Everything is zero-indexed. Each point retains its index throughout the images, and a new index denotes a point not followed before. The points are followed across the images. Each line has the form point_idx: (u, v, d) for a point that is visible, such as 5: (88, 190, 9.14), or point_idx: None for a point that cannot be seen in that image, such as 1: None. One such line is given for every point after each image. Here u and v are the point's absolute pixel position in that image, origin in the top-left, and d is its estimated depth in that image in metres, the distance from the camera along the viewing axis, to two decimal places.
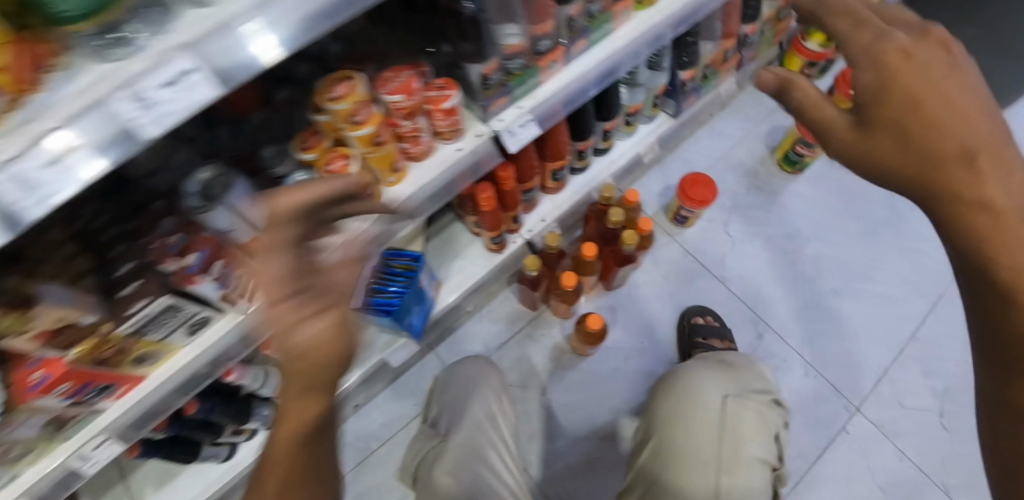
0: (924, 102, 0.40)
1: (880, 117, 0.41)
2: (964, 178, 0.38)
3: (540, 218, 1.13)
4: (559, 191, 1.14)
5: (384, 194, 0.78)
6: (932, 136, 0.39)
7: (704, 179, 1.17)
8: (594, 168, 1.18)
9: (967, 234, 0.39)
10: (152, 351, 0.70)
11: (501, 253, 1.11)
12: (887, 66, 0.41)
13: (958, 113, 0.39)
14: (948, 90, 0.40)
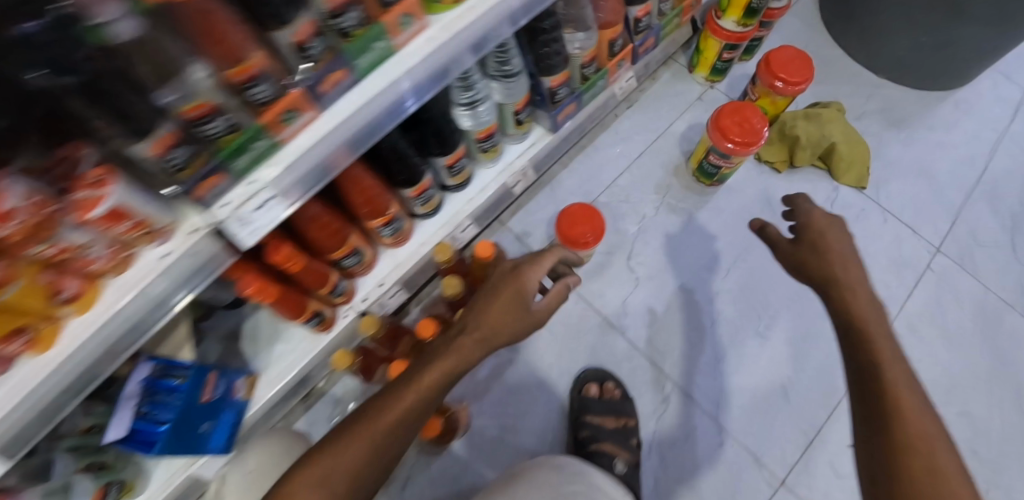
0: (841, 265, 0.64)
1: (834, 251, 0.66)
2: (867, 335, 0.57)
3: (376, 281, 0.90)
4: (399, 245, 0.91)
5: (67, 327, 0.52)
6: (826, 294, 0.63)
7: (586, 213, 0.93)
8: (449, 209, 0.93)
9: (860, 359, 0.56)
10: None
11: (330, 331, 0.88)
12: (840, 276, 0.64)
13: (841, 244, 0.67)
14: (831, 230, 0.69)
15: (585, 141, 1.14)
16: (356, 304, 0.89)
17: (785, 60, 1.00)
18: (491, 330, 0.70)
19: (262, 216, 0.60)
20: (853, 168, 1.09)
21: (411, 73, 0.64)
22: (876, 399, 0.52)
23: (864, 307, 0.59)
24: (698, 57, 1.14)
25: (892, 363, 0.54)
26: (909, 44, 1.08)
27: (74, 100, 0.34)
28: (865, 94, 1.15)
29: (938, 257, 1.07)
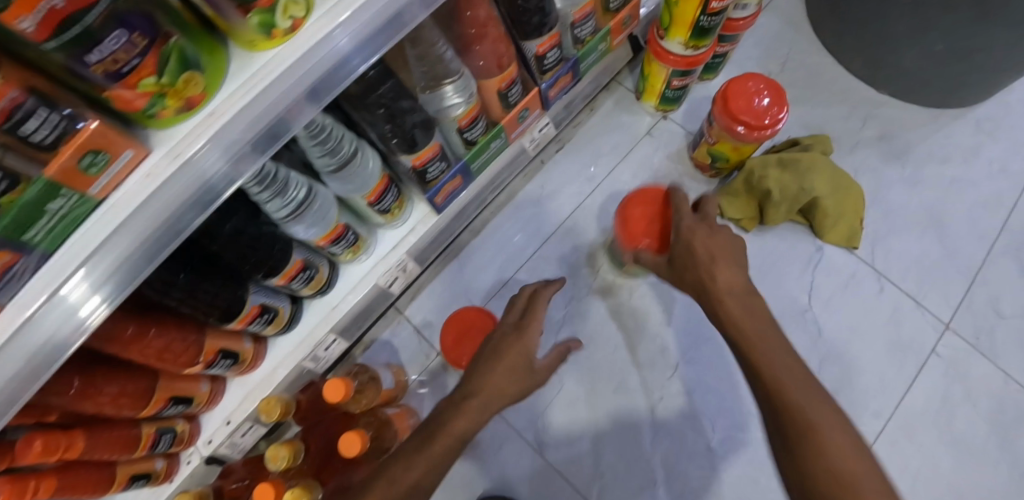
0: (710, 284, 0.59)
1: (729, 299, 0.58)
2: (745, 337, 0.55)
3: (223, 417, 0.74)
4: (250, 372, 0.74)
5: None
6: (710, 299, 0.59)
7: (480, 322, 0.73)
8: (307, 321, 0.75)
9: (750, 367, 0.54)
10: None
11: (173, 479, 0.73)
12: (711, 270, 0.59)
13: (718, 260, 0.60)
14: (708, 249, 0.60)
15: (501, 198, 0.92)
16: (202, 446, 0.73)
17: (743, 91, 0.74)
18: (498, 390, 0.59)
19: (51, 321, 0.43)
20: (846, 218, 0.85)
21: (125, 227, 0.44)
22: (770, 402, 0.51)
23: (735, 305, 0.57)
24: (644, 82, 0.89)
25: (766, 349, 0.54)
26: (919, 54, 0.82)
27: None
28: (859, 117, 0.90)
29: (947, 335, 0.84)
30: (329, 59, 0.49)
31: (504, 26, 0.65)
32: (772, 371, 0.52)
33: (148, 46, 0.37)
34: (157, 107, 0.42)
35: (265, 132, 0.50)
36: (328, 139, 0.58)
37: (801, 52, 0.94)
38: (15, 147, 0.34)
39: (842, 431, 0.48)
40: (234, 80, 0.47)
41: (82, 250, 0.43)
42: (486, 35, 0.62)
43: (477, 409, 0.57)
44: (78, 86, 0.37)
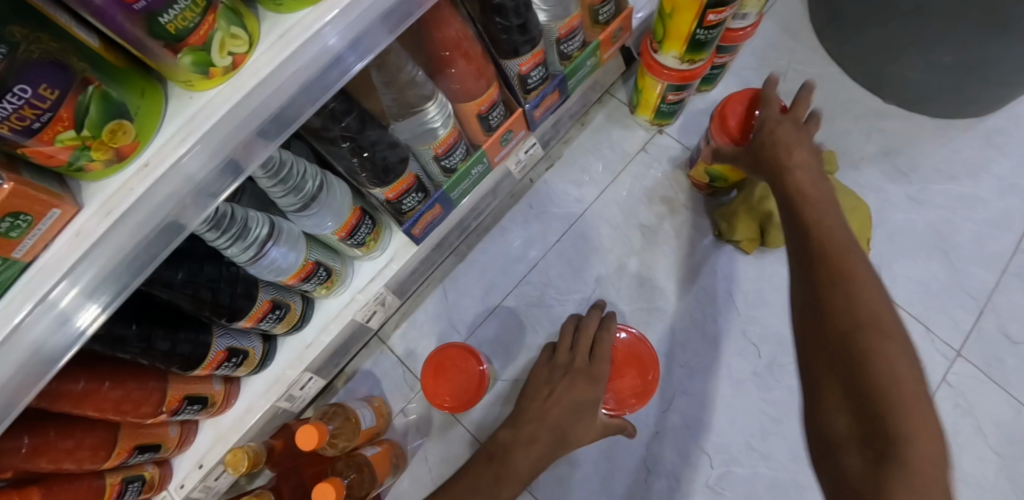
0: (803, 192, 0.56)
1: (819, 231, 0.52)
2: (834, 251, 0.49)
3: (196, 461, 0.70)
4: (222, 414, 0.70)
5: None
6: (803, 211, 0.54)
7: (463, 359, 0.69)
8: (282, 357, 0.71)
9: (833, 286, 0.47)
10: None
11: None
12: (793, 172, 0.58)
13: (821, 214, 0.53)
14: (808, 203, 0.54)
15: (487, 220, 0.87)
16: (175, 491, 0.70)
17: (733, 109, 0.69)
18: (559, 424, 0.67)
19: (39, 330, 0.38)
20: (853, 240, 0.79)
21: (65, 292, 0.39)
22: (838, 313, 0.45)
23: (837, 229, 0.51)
24: (637, 96, 0.83)
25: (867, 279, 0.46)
26: (921, 65, 0.76)
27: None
28: (864, 132, 0.84)
29: (958, 363, 0.79)
30: (278, 100, 0.44)
31: (479, 50, 0.59)
32: (861, 292, 0.45)
33: (60, 97, 0.32)
34: (80, 163, 0.37)
35: (214, 179, 0.45)
36: (288, 173, 0.53)
37: (803, 60, 0.88)
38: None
39: (919, 384, 0.40)
40: (172, 123, 0.42)
41: (56, 271, 0.38)
42: (459, 61, 0.57)
43: (535, 453, 0.66)
44: None
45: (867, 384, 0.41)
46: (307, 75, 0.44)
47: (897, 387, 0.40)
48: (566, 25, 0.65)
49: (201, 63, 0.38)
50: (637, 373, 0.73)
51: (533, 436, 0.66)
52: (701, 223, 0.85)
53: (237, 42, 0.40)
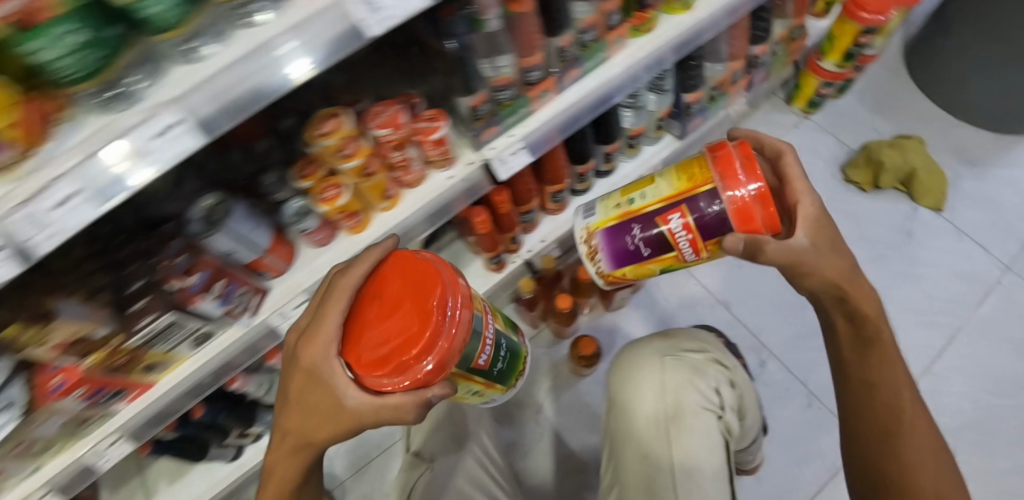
0: (884, 340, 0.69)
1: (878, 351, 0.69)
2: (893, 396, 0.67)
3: (539, 238, 1.17)
4: (559, 213, 1.18)
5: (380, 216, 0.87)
6: (873, 352, 0.69)
7: None
8: (597, 189, 1.19)
9: (875, 415, 0.68)
10: (161, 363, 0.78)
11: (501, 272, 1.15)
12: (847, 261, 0.67)
13: (881, 331, 0.69)
14: (872, 314, 0.68)
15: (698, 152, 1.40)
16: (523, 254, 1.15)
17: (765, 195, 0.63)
18: (299, 435, 0.60)
19: (538, 124, 0.93)
20: (933, 193, 1.27)
21: (618, 73, 0.98)
22: (886, 433, 0.66)
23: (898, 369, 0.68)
24: (798, 91, 1.37)
25: (910, 417, 0.67)
26: (983, 93, 1.31)
27: (448, 66, 0.77)
28: (941, 134, 1.37)
29: (1006, 274, 1.23)
30: (704, 20, 1.03)
31: (748, 30, 1.15)
32: (897, 420, 0.66)
33: None
34: (644, 26, 0.98)
35: (672, 49, 1.03)
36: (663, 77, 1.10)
37: (903, 91, 1.44)
38: (603, 23, 0.92)
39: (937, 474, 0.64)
40: (669, 21, 1.02)
41: (585, 85, 0.96)
42: (738, 32, 1.13)
43: (287, 450, 0.61)
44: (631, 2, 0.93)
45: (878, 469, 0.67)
46: (718, 11, 1.03)
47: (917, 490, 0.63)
48: (785, 31, 1.21)
49: None
50: (410, 287, 0.57)
51: (292, 411, 0.60)
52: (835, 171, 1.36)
53: None
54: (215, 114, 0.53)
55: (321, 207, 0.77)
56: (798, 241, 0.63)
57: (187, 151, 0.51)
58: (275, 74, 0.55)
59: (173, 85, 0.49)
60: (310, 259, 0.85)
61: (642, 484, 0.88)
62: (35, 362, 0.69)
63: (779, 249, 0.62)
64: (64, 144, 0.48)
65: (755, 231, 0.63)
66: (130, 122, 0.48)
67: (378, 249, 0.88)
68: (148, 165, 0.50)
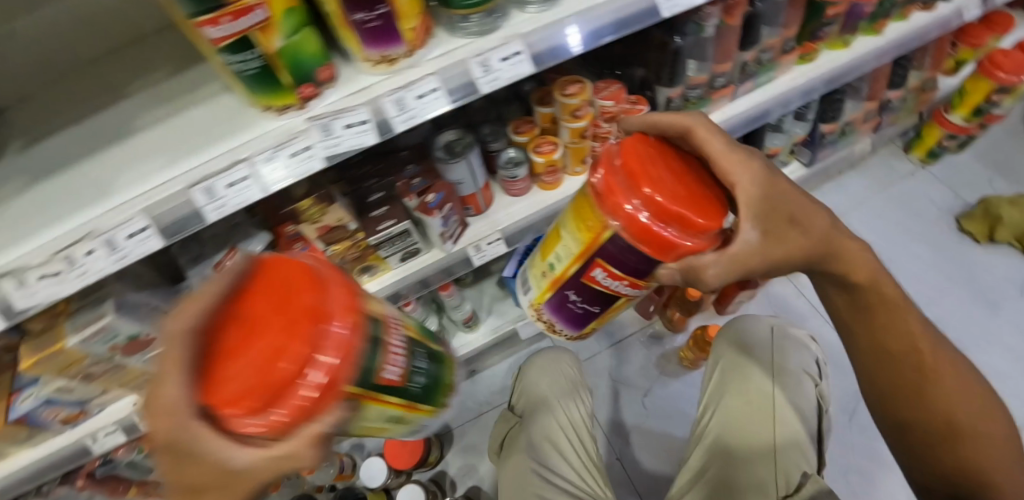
0: (885, 295, 0.61)
1: (893, 314, 0.62)
2: (928, 361, 0.62)
3: None
4: None
5: (568, 179, 0.99)
6: (888, 314, 0.62)
7: None
8: None
9: (929, 408, 0.62)
10: (373, 267, 0.90)
11: None
12: (809, 230, 0.51)
13: (883, 286, 0.61)
14: (869, 283, 0.60)
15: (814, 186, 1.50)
16: None
17: (689, 193, 0.45)
18: None
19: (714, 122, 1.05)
20: None
21: (782, 91, 1.10)
22: (941, 411, 0.61)
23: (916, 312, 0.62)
24: (917, 141, 1.48)
25: (949, 381, 0.61)
26: None
27: (658, 59, 0.93)
28: None
29: None
30: (864, 57, 1.14)
31: (888, 76, 1.27)
32: (950, 394, 0.61)
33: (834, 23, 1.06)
34: (810, 55, 1.11)
35: (832, 78, 1.14)
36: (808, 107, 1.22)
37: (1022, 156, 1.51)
38: (780, 48, 1.05)
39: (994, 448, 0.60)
40: (829, 55, 1.14)
41: (753, 98, 1.09)
42: (881, 77, 1.25)
43: None
44: (805, 34, 1.07)
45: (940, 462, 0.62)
46: (877, 51, 1.15)
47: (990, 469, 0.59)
48: (918, 82, 1.32)
49: (869, 21, 1.12)
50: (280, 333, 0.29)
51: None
52: (948, 220, 1.43)
53: (884, 17, 1.13)
54: (540, 51, 0.65)
55: (534, 159, 0.91)
56: (748, 238, 0.47)
57: (518, 75, 0.64)
58: (588, 30, 0.67)
59: (518, 25, 0.64)
60: (505, 205, 0.97)
61: (739, 420, 0.95)
62: (284, 240, 0.81)
63: (717, 256, 0.46)
64: (435, 51, 0.62)
65: (678, 249, 0.45)
66: (487, 46, 0.62)
67: (561, 208, 0.99)
68: (486, 83, 0.63)
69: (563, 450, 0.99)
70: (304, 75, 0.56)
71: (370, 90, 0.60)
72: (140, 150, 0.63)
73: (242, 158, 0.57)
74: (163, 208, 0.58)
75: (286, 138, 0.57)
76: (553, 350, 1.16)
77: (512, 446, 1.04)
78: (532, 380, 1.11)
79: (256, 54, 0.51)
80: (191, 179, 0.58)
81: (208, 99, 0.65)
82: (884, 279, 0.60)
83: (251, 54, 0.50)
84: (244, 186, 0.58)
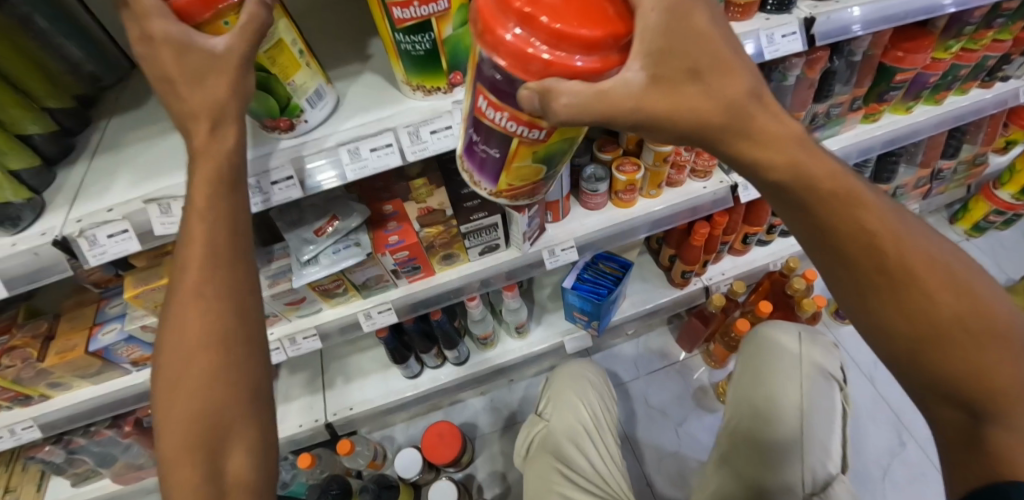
0: (824, 189, 0.47)
1: (848, 209, 0.48)
2: (895, 264, 0.47)
3: (720, 270, 1.30)
4: (742, 254, 1.31)
5: (641, 201, 1.04)
6: (838, 206, 0.48)
7: None
8: (777, 244, 1.34)
9: (915, 323, 0.47)
10: (453, 256, 0.94)
11: (683, 288, 1.28)
12: (713, 88, 0.42)
13: (813, 170, 0.47)
14: (798, 170, 0.47)
15: None
16: (705, 279, 1.28)
17: (580, 1, 0.35)
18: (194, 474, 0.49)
19: None
20: None
21: (846, 145, 1.17)
22: (928, 321, 0.47)
23: (872, 200, 0.48)
24: (964, 213, 1.57)
25: (928, 278, 0.47)
26: None
27: None
28: None
29: None
30: (920, 124, 1.22)
31: (942, 145, 1.34)
32: (935, 295, 0.47)
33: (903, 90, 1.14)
34: (874, 116, 1.18)
35: (891, 141, 1.20)
36: (865, 167, 1.29)
37: None
38: (849, 106, 1.13)
39: (999, 348, 0.46)
40: (888, 119, 1.22)
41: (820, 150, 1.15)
42: (935, 146, 1.33)
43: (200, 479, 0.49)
44: (871, 95, 1.14)
45: (937, 384, 0.47)
46: (934, 120, 1.23)
47: (1000, 382, 0.45)
48: (970, 155, 1.40)
49: (931, 91, 1.20)
50: None
51: (185, 345, 0.49)
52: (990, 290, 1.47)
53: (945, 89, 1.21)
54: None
55: (616, 176, 0.96)
56: (631, 78, 0.38)
57: None
58: None
59: None
60: (580, 217, 1.02)
61: (763, 416, 0.96)
62: (378, 217, 0.86)
63: (581, 87, 0.37)
64: None
65: (559, 68, 0.37)
66: None
67: (631, 227, 1.03)
68: None
69: (590, 457, 0.99)
70: (456, 65, 0.63)
71: None
72: None
73: (390, 126, 0.64)
74: (309, 163, 0.64)
75: (432, 117, 0.65)
76: (580, 361, 1.16)
77: (540, 447, 1.04)
78: (560, 387, 1.11)
79: (428, 38, 0.57)
80: (337, 139, 0.64)
81: (348, 74, 0.72)
82: (815, 157, 0.47)
83: (425, 37, 0.57)
84: (386, 153, 0.65)
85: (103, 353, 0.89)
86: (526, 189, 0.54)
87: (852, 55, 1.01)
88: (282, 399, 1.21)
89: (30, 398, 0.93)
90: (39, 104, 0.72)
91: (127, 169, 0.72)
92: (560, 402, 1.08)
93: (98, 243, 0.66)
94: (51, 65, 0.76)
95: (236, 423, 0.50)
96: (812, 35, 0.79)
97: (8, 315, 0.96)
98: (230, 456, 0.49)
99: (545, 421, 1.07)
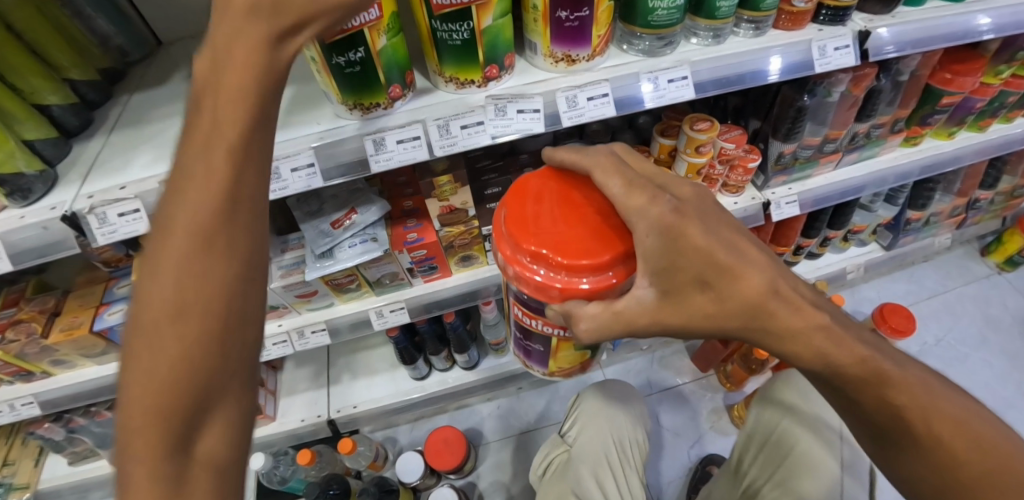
0: (855, 355, 0.39)
1: (886, 384, 0.41)
2: (917, 424, 0.42)
3: None
4: None
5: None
6: (866, 391, 0.41)
7: (904, 312, 1.27)
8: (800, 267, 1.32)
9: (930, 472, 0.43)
10: (471, 258, 0.91)
11: None
12: (727, 294, 0.36)
13: (849, 346, 0.39)
14: (834, 350, 0.39)
15: (883, 271, 1.51)
16: None
17: (574, 237, 0.44)
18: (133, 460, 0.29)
19: (815, 184, 1.07)
20: None
21: (885, 168, 1.12)
22: (957, 478, 0.42)
23: (903, 376, 0.41)
24: (997, 246, 1.50)
25: (963, 451, 0.41)
26: None
27: (786, 113, 0.93)
28: None
29: None
30: (964, 150, 1.17)
31: (982, 174, 1.29)
32: (963, 453, 0.41)
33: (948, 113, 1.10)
34: (915, 139, 1.13)
35: (932, 165, 1.16)
36: (899, 192, 1.25)
37: None
38: (891, 127, 1.08)
39: None
40: (929, 142, 1.17)
41: (857, 170, 1.11)
42: (974, 175, 1.27)
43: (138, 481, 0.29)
44: (915, 118, 1.10)
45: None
46: (978, 146, 1.17)
47: None
48: (1009, 187, 1.34)
49: (975, 118, 1.15)
50: None
51: (163, 267, 0.30)
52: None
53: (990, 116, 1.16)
54: (703, 81, 0.69)
55: None
56: (642, 295, 0.40)
57: (681, 97, 0.68)
58: (745, 68, 0.71)
59: (682, 55, 0.69)
60: None
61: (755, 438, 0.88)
62: (398, 213, 0.83)
63: (595, 308, 0.42)
64: (609, 63, 0.68)
65: (573, 293, 0.44)
66: (658, 67, 0.67)
67: None
68: (651, 98, 0.67)
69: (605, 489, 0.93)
70: (492, 58, 0.60)
71: (550, 84, 0.65)
72: (314, 94, 0.67)
73: (419, 118, 0.62)
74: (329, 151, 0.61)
75: (465, 111, 0.62)
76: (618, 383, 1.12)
77: (558, 472, 1.00)
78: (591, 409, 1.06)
79: (467, 27, 0.54)
80: (363, 128, 0.61)
81: None
82: (840, 341, 0.39)
83: (463, 25, 0.54)
84: (414, 146, 0.62)
85: (107, 333, 0.86)
86: (575, 367, 0.61)
87: (899, 74, 0.97)
88: (286, 392, 1.19)
89: (32, 374, 0.91)
90: (62, 76, 0.70)
91: (144, 147, 0.69)
92: (588, 426, 1.03)
93: (108, 222, 0.63)
94: (79, 37, 0.75)
95: (235, 384, 0.32)
96: (868, 49, 0.75)
97: (19, 288, 0.94)
98: (205, 432, 0.31)
99: (567, 445, 1.03)
